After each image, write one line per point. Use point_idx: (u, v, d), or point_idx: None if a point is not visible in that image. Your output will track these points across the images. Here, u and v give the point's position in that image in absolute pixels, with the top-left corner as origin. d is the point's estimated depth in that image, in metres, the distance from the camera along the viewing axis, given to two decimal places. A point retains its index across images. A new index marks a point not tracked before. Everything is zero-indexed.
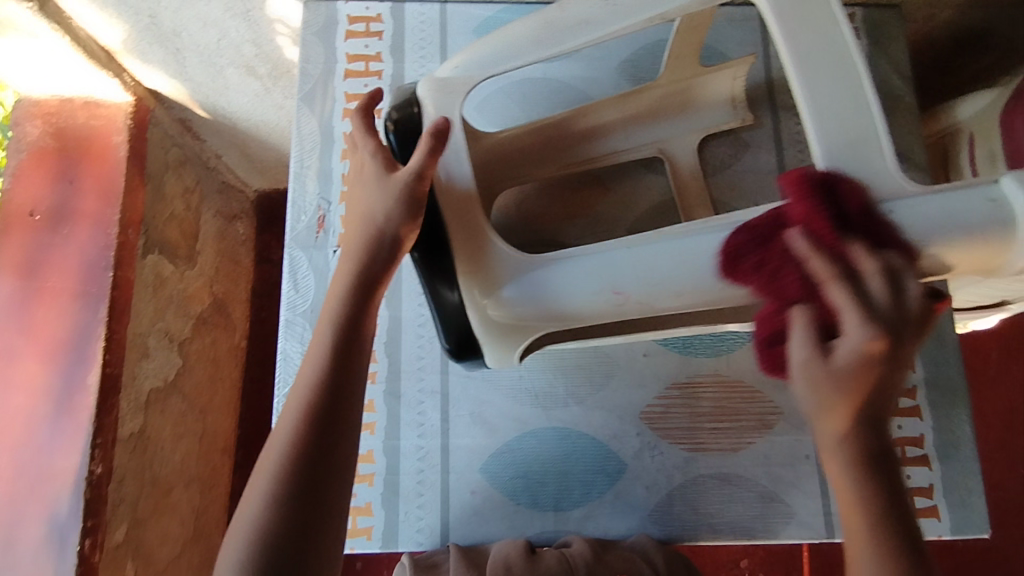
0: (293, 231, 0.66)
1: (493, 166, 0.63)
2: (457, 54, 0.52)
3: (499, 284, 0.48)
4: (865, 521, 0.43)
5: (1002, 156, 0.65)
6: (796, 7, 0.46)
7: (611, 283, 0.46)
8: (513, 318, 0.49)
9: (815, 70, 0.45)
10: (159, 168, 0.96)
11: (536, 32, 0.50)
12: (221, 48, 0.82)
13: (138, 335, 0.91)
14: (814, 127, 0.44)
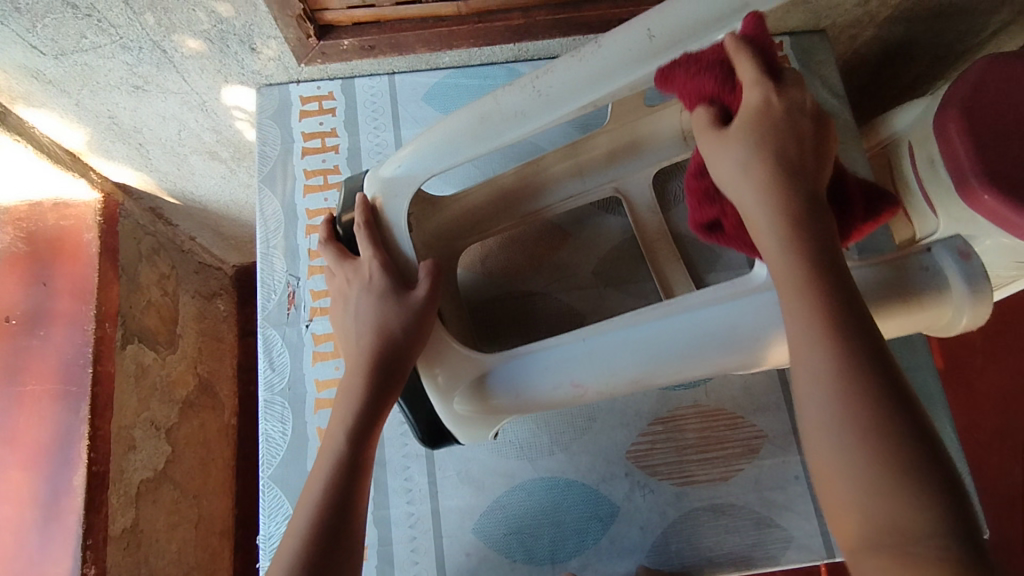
0: (264, 311, 0.67)
1: (449, 230, 0.64)
2: (399, 153, 0.55)
3: (463, 380, 0.53)
4: (844, 426, 0.36)
5: (940, 161, 0.67)
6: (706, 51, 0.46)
7: (569, 378, 0.50)
8: (480, 412, 0.54)
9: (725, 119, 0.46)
10: (133, 258, 0.97)
11: (470, 128, 0.51)
12: (182, 138, 0.85)
13: (123, 428, 0.90)
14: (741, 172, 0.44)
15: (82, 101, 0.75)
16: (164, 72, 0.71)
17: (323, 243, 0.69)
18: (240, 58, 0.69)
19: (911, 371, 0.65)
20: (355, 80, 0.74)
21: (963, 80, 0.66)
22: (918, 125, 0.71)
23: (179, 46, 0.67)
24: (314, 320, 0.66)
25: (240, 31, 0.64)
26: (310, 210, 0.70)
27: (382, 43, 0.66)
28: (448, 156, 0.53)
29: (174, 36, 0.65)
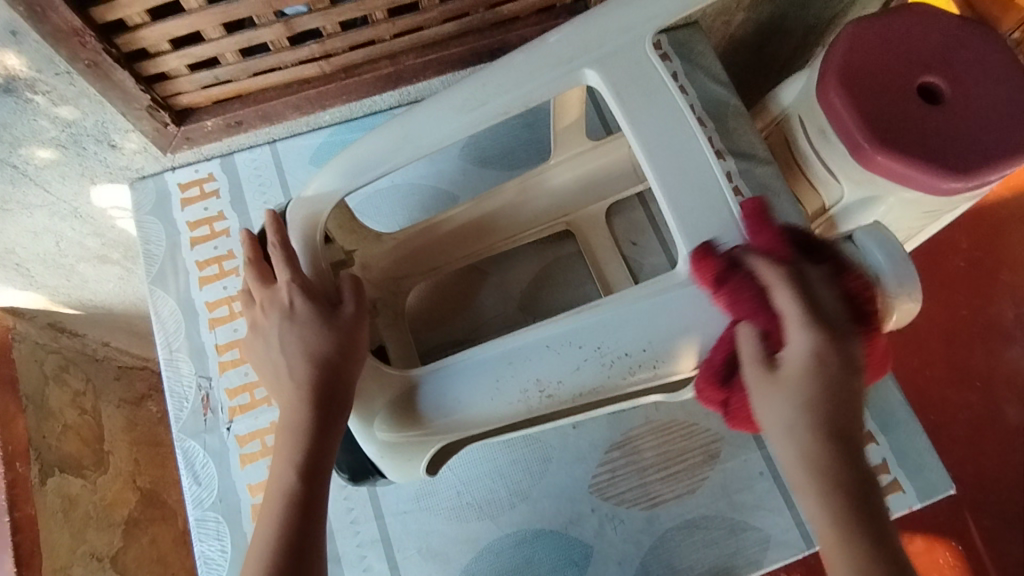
0: (178, 421, 0.62)
1: (404, 262, 0.64)
2: (383, 416, 0.49)
3: (378, 407, 0.49)
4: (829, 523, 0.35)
5: (831, 131, 0.68)
6: (643, 105, 0.47)
7: (501, 411, 0.46)
8: (404, 437, 0.49)
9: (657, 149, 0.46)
10: (37, 384, 0.89)
11: (485, 425, 0.47)
12: (63, 249, 0.78)
13: (59, 570, 0.82)
14: (675, 213, 0.45)
15: None
16: (21, 187, 0.65)
17: (229, 335, 0.64)
18: (102, 157, 0.64)
19: None
20: (234, 156, 0.70)
21: (834, 43, 0.69)
22: (805, 98, 0.72)
23: (30, 158, 0.61)
24: (235, 420, 0.61)
25: (93, 131, 0.60)
26: (210, 302, 0.65)
27: (250, 117, 0.62)
28: (448, 439, 0.49)
29: (21, 149, 0.60)
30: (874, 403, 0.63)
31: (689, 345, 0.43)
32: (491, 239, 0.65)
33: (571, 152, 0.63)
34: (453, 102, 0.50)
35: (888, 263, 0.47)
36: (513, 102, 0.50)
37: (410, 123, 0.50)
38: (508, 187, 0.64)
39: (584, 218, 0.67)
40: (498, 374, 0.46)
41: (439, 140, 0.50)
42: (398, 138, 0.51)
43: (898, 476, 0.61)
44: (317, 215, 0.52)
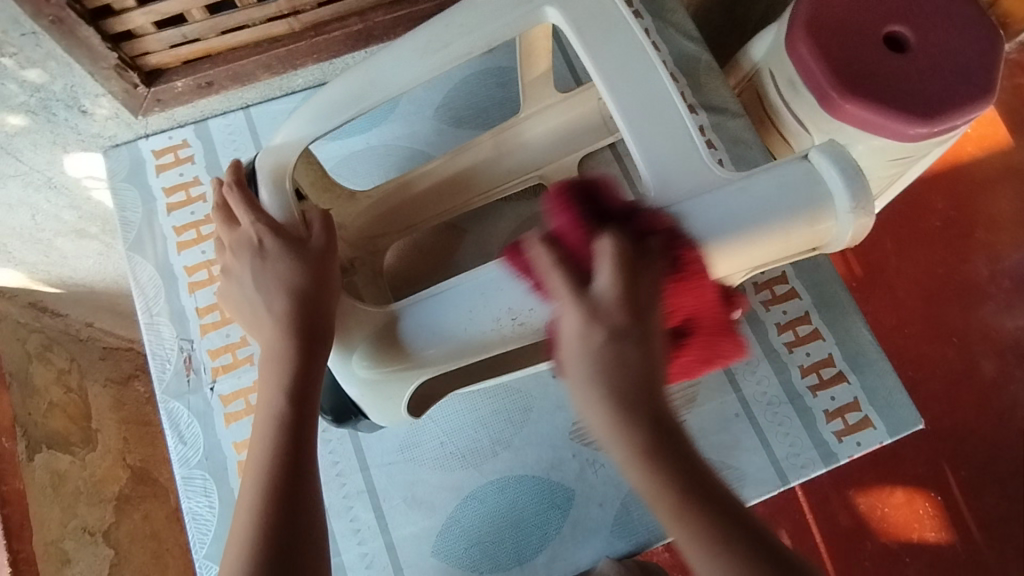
0: (161, 383, 0.62)
1: (381, 218, 0.64)
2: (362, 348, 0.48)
3: (358, 339, 0.48)
4: None
5: (800, 81, 0.69)
6: (604, 40, 0.46)
7: (476, 343, 0.46)
8: (381, 370, 0.48)
9: (622, 87, 0.45)
10: (21, 362, 0.89)
11: (460, 358, 0.46)
12: (39, 223, 0.78)
13: (50, 543, 0.83)
14: (639, 143, 0.44)
15: None
16: None
17: (210, 297, 0.64)
18: (72, 123, 0.64)
19: (820, 288, 0.66)
20: (208, 121, 0.70)
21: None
22: (774, 51, 0.73)
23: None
24: (219, 379, 0.62)
25: (63, 96, 0.59)
26: (188, 266, 0.65)
27: (221, 77, 0.62)
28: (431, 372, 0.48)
29: None
30: (845, 345, 0.65)
31: None
32: (468, 189, 0.65)
33: (540, 105, 0.65)
34: (415, 44, 0.48)
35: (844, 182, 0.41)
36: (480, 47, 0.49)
37: (371, 69, 0.49)
38: (483, 141, 0.65)
39: (556, 171, 0.68)
40: (471, 304, 0.45)
41: (401, 84, 0.48)
42: (362, 83, 0.49)
43: (869, 413, 0.63)
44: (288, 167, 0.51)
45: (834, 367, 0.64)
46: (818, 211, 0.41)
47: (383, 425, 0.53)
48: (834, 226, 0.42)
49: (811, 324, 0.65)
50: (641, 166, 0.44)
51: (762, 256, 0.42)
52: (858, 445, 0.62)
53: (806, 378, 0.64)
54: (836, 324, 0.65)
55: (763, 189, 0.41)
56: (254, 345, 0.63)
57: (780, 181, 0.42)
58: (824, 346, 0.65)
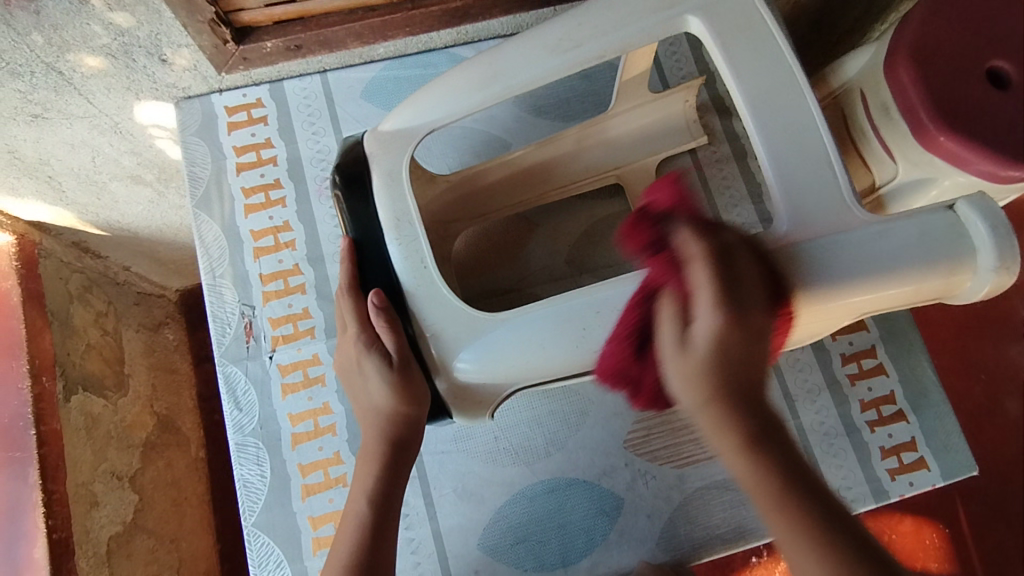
0: (221, 347, 0.62)
1: (461, 205, 0.63)
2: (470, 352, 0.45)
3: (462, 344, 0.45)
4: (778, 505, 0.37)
5: (895, 108, 0.67)
6: (747, 55, 0.45)
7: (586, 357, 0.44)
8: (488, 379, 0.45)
9: (765, 107, 0.44)
10: (62, 301, 0.88)
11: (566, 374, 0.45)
12: (98, 166, 0.77)
13: (81, 485, 0.83)
14: (772, 166, 0.43)
15: None
16: (65, 96, 0.63)
17: (274, 265, 0.64)
18: (150, 71, 0.62)
19: (889, 322, 0.65)
20: (283, 82, 0.68)
21: (909, 18, 0.66)
22: (869, 73, 0.70)
23: (77, 65, 0.59)
24: (278, 349, 0.62)
25: (145, 43, 0.57)
26: (255, 231, 0.64)
27: (310, 42, 0.60)
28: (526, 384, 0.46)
29: (69, 54, 0.57)
30: (908, 383, 0.64)
31: (780, 302, 0.42)
32: (547, 183, 0.64)
33: (634, 103, 0.63)
34: (547, 41, 0.47)
35: (990, 239, 0.41)
36: (611, 46, 0.47)
37: (499, 59, 0.48)
38: (568, 133, 0.63)
39: (635, 172, 0.65)
40: (584, 322, 0.43)
41: (528, 80, 0.47)
42: (488, 70, 0.48)
43: (924, 454, 0.62)
44: (396, 151, 0.49)
45: (894, 405, 0.63)
46: (958, 264, 0.42)
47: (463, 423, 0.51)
48: (967, 280, 0.43)
49: (876, 358, 0.64)
50: (777, 198, 0.43)
51: (890, 300, 0.43)
52: (910, 486, 0.62)
53: (866, 412, 0.63)
54: (901, 361, 0.64)
55: (902, 238, 0.41)
56: (315, 318, 0.62)
57: (921, 231, 0.42)
58: (887, 382, 0.64)
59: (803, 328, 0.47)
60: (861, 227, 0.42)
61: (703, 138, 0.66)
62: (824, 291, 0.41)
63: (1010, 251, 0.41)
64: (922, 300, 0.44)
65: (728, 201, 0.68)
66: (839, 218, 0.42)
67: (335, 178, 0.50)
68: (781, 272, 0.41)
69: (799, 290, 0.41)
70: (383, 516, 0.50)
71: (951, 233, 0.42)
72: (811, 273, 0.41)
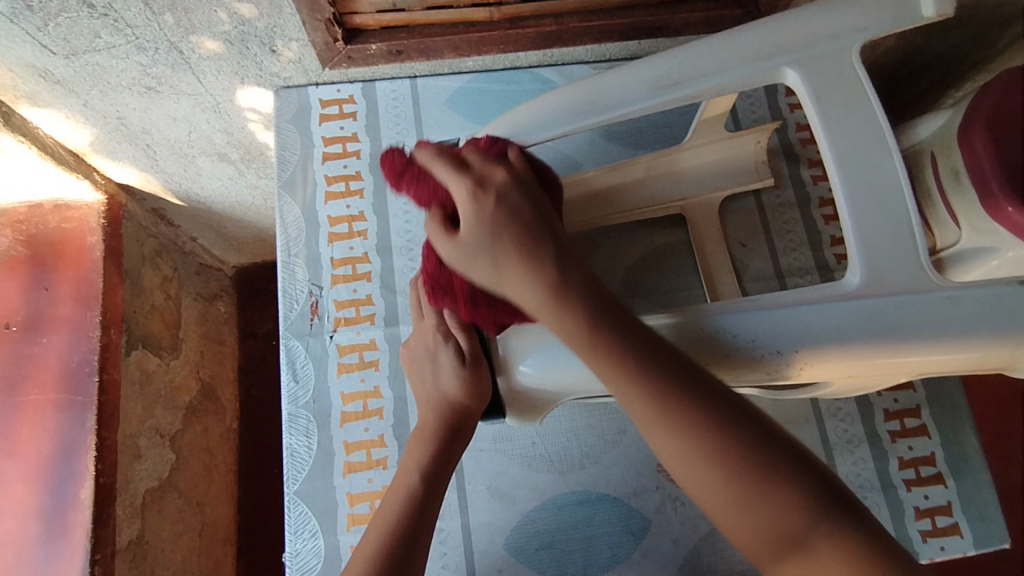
0: (286, 321, 0.65)
1: None
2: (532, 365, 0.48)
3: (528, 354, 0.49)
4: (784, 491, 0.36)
5: (966, 174, 0.67)
6: (840, 106, 0.45)
7: None
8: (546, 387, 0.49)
9: (852, 157, 0.44)
10: (136, 262, 0.93)
11: None
12: (192, 140, 0.82)
13: (128, 437, 0.87)
14: (852, 217, 0.43)
15: (90, 101, 0.72)
16: (179, 72, 0.68)
17: (346, 251, 0.67)
18: (258, 60, 0.67)
19: (936, 384, 0.65)
20: (376, 83, 0.72)
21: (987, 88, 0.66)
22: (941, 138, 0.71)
23: (197, 47, 0.64)
24: (339, 330, 0.65)
25: (261, 33, 0.62)
26: (332, 217, 0.68)
27: (411, 48, 0.64)
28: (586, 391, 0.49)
29: (192, 37, 0.63)
30: (949, 447, 0.64)
31: (839, 351, 0.42)
32: (613, 208, 0.66)
33: (707, 141, 0.66)
34: (646, 75, 0.49)
35: None
36: (702, 86, 0.49)
37: (598, 87, 0.51)
38: (639, 162, 0.66)
39: (699, 206, 0.67)
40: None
41: (625, 110, 0.50)
42: (587, 95, 0.51)
43: (959, 520, 0.62)
44: None
45: (933, 467, 0.63)
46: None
47: (517, 421, 0.55)
48: None
49: (919, 419, 0.64)
50: (851, 246, 0.43)
51: (951, 365, 0.43)
52: (941, 550, 0.61)
53: (903, 470, 0.63)
54: (945, 424, 0.64)
55: (974, 307, 0.41)
56: (377, 305, 0.66)
57: (997, 303, 0.41)
58: (928, 444, 0.64)
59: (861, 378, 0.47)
60: (935, 291, 0.42)
61: (769, 179, 0.67)
62: (887, 348, 0.42)
63: None
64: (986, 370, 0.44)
65: (787, 245, 0.69)
66: (912, 276, 0.42)
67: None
68: (848, 324, 0.42)
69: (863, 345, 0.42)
70: (432, 485, 0.51)
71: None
72: (879, 330, 0.42)
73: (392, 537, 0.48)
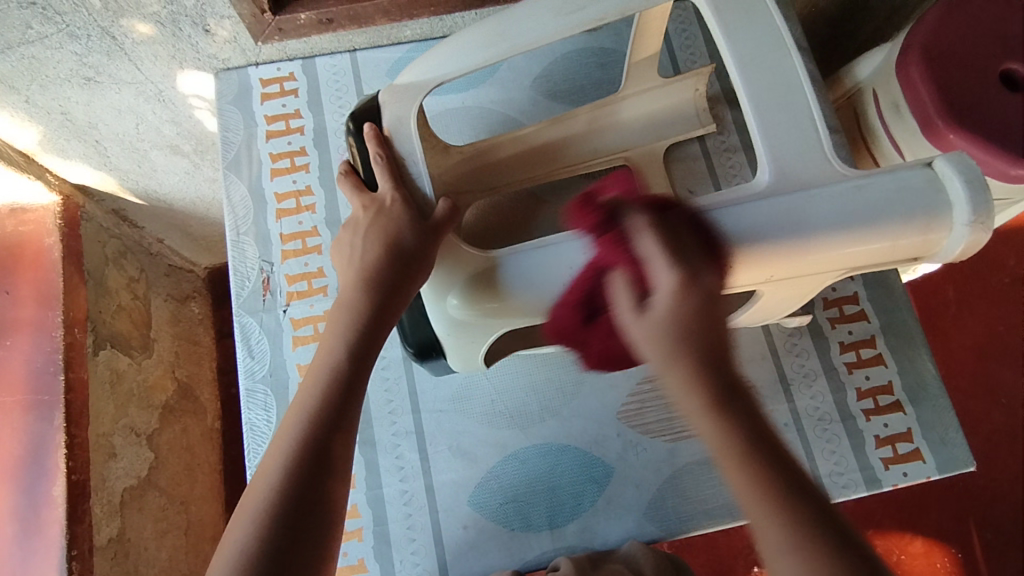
0: (239, 299, 0.65)
1: (473, 176, 0.66)
2: (460, 295, 0.46)
3: (455, 281, 0.47)
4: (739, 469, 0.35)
5: (905, 105, 0.67)
6: (741, 28, 0.48)
7: None
8: (479, 317, 0.46)
9: (756, 74, 0.47)
10: (99, 263, 0.93)
11: None
12: (141, 133, 0.82)
13: (101, 435, 0.87)
14: (761, 129, 0.45)
15: (32, 97, 0.71)
16: (116, 60, 0.68)
17: (294, 226, 0.67)
18: (193, 41, 0.67)
19: (889, 314, 0.66)
20: (316, 59, 0.73)
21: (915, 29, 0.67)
22: (881, 72, 0.71)
23: (129, 31, 0.64)
24: (292, 304, 0.65)
25: (191, 12, 0.62)
26: (279, 193, 0.69)
27: (341, 16, 0.65)
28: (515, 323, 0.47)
29: (123, 20, 0.62)
30: (907, 375, 0.64)
31: (759, 249, 0.42)
32: (554, 160, 0.66)
33: (643, 87, 0.66)
34: (552, 3, 0.50)
35: (966, 192, 0.42)
36: (609, 10, 0.49)
37: (508, 21, 0.50)
38: (580, 114, 0.66)
39: (643, 155, 0.67)
40: (573, 261, 0.44)
41: (535, 40, 0.49)
42: (499, 27, 0.50)
43: (920, 446, 0.62)
44: (411, 100, 0.52)
45: (891, 396, 0.63)
46: (933, 220, 0.42)
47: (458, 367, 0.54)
48: (945, 239, 0.43)
49: (875, 349, 0.65)
50: (760, 150, 0.45)
51: (869, 257, 0.44)
52: (904, 476, 0.61)
53: (862, 400, 0.63)
54: (900, 353, 0.64)
55: (880, 192, 0.42)
56: (329, 277, 0.66)
57: (896, 186, 0.43)
58: (885, 373, 0.64)
59: (789, 285, 0.48)
60: (843, 183, 0.43)
61: (711, 127, 0.68)
62: (806, 242, 0.42)
63: (985, 206, 0.41)
64: (900, 261, 0.45)
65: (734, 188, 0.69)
66: (820, 174, 0.44)
67: (349, 124, 0.54)
68: (763, 218, 0.42)
69: (782, 236, 0.42)
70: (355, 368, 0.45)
71: (928, 186, 0.43)
72: (791, 226, 0.42)
73: (274, 489, 0.41)
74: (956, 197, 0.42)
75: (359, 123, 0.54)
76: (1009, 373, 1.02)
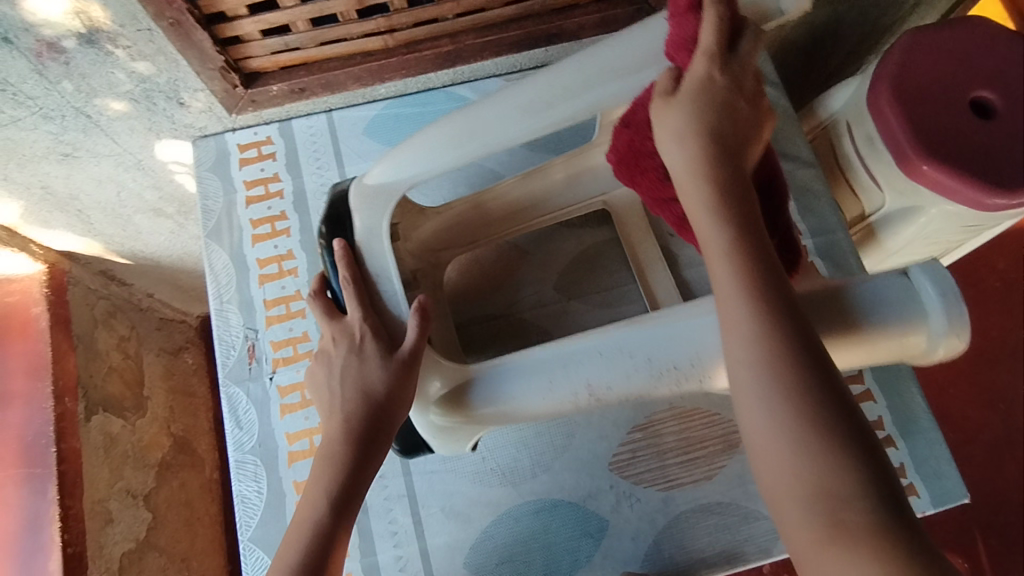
0: (225, 368, 0.66)
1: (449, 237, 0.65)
2: (444, 406, 0.53)
3: (438, 391, 0.53)
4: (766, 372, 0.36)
5: (878, 138, 0.68)
6: None
7: (581, 381, 0.49)
8: (460, 422, 0.53)
9: None
10: (88, 326, 0.93)
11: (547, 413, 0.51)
12: (123, 200, 0.82)
13: (97, 502, 0.86)
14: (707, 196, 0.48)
15: (11, 174, 0.72)
16: (93, 136, 0.68)
17: (278, 291, 0.68)
18: (169, 113, 0.67)
19: None
20: (292, 121, 0.73)
21: (880, 66, 0.67)
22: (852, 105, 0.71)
23: (104, 109, 0.65)
24: (278, 371, 0.65)
25: (165, 88, 0.63)
26: (261, 259, 0.69)
27: (313, 84, 0.66)
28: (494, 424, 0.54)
29: (96, 100, 0.63)
30: (897, 410, 0.64)
31: None
32: (510, 223, 0.66)
33: None
34: (517, 101, 0.52)
35: (940, 304, 0.45)
36: (579, 111, 0.51)
37: (475, 120, 0.52)
38: (556, 163, 0.65)
39: (621, 201, 0.68)
40: (552, 375, 0.49)
41: (500, 140, 0.52)
42: (464, 127, 0.53)
43: (914, 481, 0.62)
44: (382, 203, 0.56)
45: (882, 431, 0.63)
46: (910, 329, 0.45)
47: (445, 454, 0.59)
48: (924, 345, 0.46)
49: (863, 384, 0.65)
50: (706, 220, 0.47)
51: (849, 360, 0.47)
52: None
53: None
54: (889, 387, 0.64)
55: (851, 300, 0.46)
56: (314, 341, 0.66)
57: (877, 296, 0.46)
58: (875, 408, 0.64)
59: None
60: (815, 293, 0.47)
61: None
62: None
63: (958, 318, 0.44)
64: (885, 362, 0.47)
65: None
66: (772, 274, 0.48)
67: (321, 229, 0.58)
68: None
69: None
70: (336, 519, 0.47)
71: (901, 293, 0.45)
72: None
73: None
74: (933, 310, 0.45)
75: (327, 229, 0.58)
76: (1006, 384, 1.02)
